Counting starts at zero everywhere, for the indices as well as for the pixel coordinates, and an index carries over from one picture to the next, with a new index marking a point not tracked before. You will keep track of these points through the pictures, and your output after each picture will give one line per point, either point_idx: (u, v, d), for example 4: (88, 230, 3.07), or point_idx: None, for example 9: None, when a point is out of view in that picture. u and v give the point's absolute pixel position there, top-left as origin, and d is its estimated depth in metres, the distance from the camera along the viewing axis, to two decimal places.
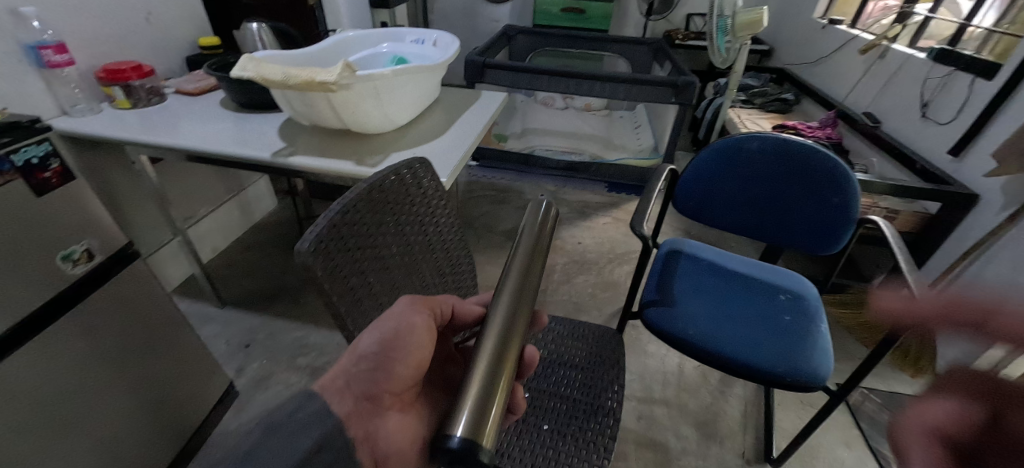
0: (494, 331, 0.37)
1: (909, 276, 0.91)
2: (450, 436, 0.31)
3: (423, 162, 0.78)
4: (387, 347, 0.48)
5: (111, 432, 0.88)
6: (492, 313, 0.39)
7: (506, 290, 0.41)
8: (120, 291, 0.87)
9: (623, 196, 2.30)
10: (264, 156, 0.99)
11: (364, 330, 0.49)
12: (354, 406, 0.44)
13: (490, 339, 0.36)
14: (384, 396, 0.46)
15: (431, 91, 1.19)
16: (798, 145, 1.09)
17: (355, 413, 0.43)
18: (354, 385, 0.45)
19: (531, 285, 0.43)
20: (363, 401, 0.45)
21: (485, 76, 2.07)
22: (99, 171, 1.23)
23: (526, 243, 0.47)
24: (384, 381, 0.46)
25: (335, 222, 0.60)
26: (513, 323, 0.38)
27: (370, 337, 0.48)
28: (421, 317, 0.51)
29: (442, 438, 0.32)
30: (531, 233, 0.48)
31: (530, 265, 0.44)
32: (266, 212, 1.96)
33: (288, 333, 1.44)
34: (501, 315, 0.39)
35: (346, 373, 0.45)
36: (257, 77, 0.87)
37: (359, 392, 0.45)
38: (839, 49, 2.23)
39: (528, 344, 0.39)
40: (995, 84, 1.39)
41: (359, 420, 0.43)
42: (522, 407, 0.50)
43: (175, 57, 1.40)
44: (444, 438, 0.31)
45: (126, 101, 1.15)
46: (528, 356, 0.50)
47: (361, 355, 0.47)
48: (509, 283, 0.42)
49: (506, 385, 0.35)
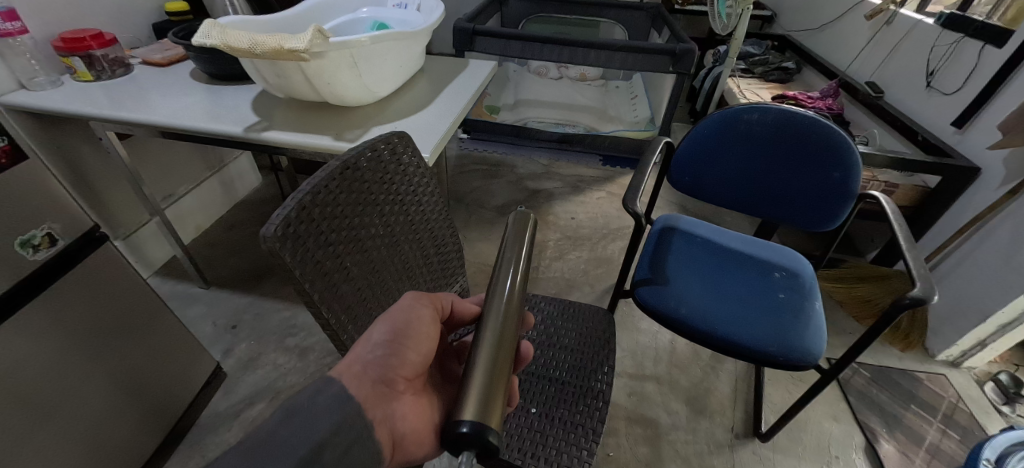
0: (492, 327, 0.38)
1: (909, 252, 0.89)
2: (459, 422, 0.32)
3: (401, 136, 0.74)
4: (398, 334, 0.46)
5: (91, 419, 0.87)
6: (488, 310, 0.39)
7: (499, 290, 0.42)
8: (91, 274, 0.83)
9: (617, 170, 2.26)
10: (236, 131, 0.94)
11: (373, 322, 0.46)
12: (372, 390, 0.41)
13: (488, 334, 0.37)
14: (398, 380, 0.44)
15: (415, 60, 1.12)
16: (799, 116, 1.04)
17: (373, 396, 0.41)
18: (372, 369, 0.42)
19: (521, 285, 0.44)
20: (380, 386, 0.42)
21: (474, 43, 1.97)
22: (66, 147, 1.17)
23: (514, 249, 0.47)
24: (398, 366, 0.44)
25: (305, 203, 0.56)
26: (507, 320, 0.39)
27: (378, 331, 0.46)
28: (427, 313, 0.50)
29: (452, 424, 0.33)
30: (516, 241, 0.48)
31: (524, 267, 0.46)
32: (251, 188, 1.90)
33: (275, 313, 1.42)
34: (496, 313, 0.39)
35: (362, 359, 0.43)
36: (221, 46, 0.80)
37: (376, 377, 0.42)
38: (844, 14, 2.15)
39: (520, 339, 0.40)
40: (1004, 53, 1.33)
41: (376, 402, 0.41)
42: (519, 398, 0.47)
43: (140, 25, 1.32)
44: (454, 425, 0.32)
45: (87, 73, 1.08)
46: (524, 352, 0.54)
47: (374, 343, 0.44)
48: (501, 283, 0.43)
49: (504, 378, 0.36)
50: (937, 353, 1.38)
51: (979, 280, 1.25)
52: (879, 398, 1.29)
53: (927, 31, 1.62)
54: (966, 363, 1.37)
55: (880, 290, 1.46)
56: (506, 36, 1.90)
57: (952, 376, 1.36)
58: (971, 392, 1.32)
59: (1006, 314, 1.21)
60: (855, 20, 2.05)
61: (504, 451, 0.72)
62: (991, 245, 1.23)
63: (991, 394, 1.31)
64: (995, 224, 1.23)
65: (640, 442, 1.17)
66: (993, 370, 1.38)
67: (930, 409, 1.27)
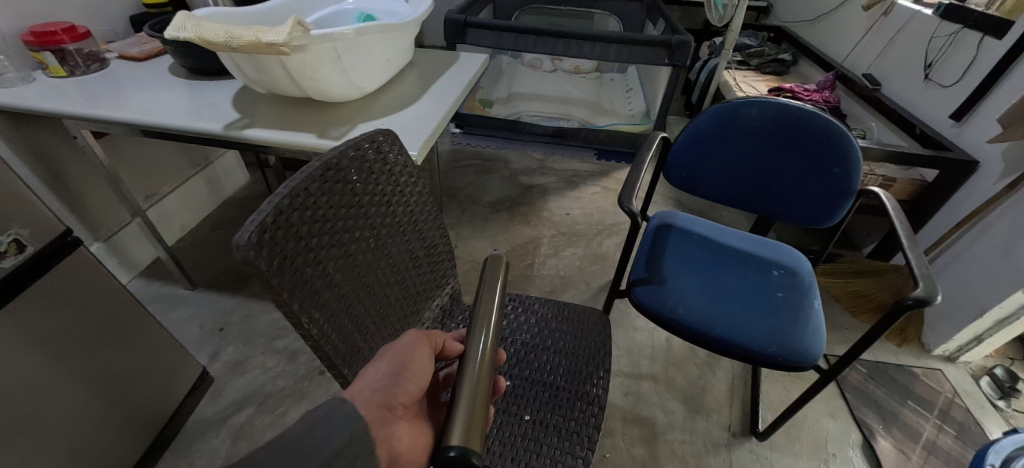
0: (474, 359, 0.37)
1: (910, 249, 0.87)
2: (446, 447, 0.31)
3: (387, 134, 0.70)
4: (400, 365, 0.44)
5: (70, 431, 0.84)
6: (470, 342, 0.39)
7: (478, 324, 0.42)
8: (64, 281, 0.78)
9: (612, 165, 2.23)
10: (216, 129, 0.90)
11: (376, 356, 0.45)
12: (376, 412, 0.39)
13: (470, 364, 0.37)
14: (399, 407, 0.41)
15: (403, 53, 1.08)
16: (799, 110, 1.01)
17: (378, 418, 0.39)
18: (376, 395, 0.40)
19: (498, 319, 0.44)
20: (383, 410, 0.40)
21: (465, 36, 1.92)
22: (39, 146, 1.13)
23: (491, 284, 0.48)
24: (399, 393, 0.42)
25: (283, 208, 0.53)
26: (485, 352, 0.39)
27: (381, 363, 0.44)
28: (425, 347, 0.48)
29: (440, 448, 0.31)
30: (494, 278, 0.49)
31: (501, 301, 0.46)
32: (238, 185, 1.85)
33: (263, 315, 1.38)
34: (479, 344, 0.39)
35: (369, 386, 0.41)
36: (197, 39, 0.77)
37: (380, 402, 0.40)
38: (841, 5, 2.12)
39: (500, 371, 0.39)
40: (1003, 44, 1.31)
41: (379, 424, 0.38)
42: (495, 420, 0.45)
43: (116, 17, 1.27)
44: (442, 450, 0.31)
45: (60, 69, 1.03)
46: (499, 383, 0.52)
47: (379, 372, 0.43)
48: (481, 319, 0.43)
49: (486, 403, 0.35)
50: (933, 348, 1.38)
51: (976, 275, 1.24)
52: (876, 394, 1.28)
53: (925, 22, 1.59)
54: (961, 358, 1.36)
55: (876, 286, 1.45)
56: (498, 28, 1.86)
57: (948, 371, 1.35)
58: (967, 387, 1.31)
59: (1003, 309, 1.20)
60: (852, 12, 2.03)
61: (497, 462, 0.69)
62: (989, 240, 1.22)
63: (987, 388, 1.31)
64: (993, 218, 1.22)
65: (636, 442, 1.15)
66: (989, 365, 1.38)
67: (926, 404, 1.26)
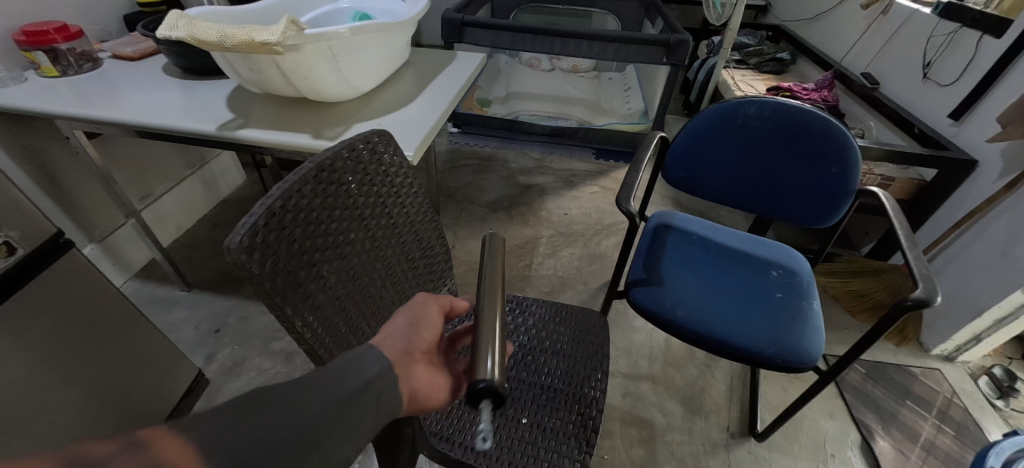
0: (485, 317, 0.46)
1: (910, 250, 0.86)
2: (476, 382, 0.40)
3: (382, 135, 0.70)
4: (419, 316, 0.46)
5: (63, 434, 0.83)
6: (481, 305, 0.48)
7: (484, 288, 0.51)
8: (56, 284, 0.78)
9: (610, 164, 2.22)
10: (210, 129, 0.89)
11: (397, 309, 0.47)
12: (399, 355, 0.41)
13: (483, 319, 0.46)
14: (418, 353, 0.44)
15: (399, 53, 1.07)
16: (797, 110, 1.01)
17: (400, 360, 0.41)
18: (398, 342, 0.42)
19: (499, 283, 0.52)
20: (404, 354, 0.42)
21: (463, 35, 1.91)
22: (31, 147, 1.12)
23: (491, 257, 0.57)
24: (418, 341, 0.44)
25: (275, 210, 0.53)
26: (493, 308, 0.48)
27: (401, 316, 0.45)
28: (436, 304, 0.49)
29: (472, 383, 0.40)
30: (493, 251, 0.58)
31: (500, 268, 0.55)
32: (234, 186, 1.84)
33: (260, 316, 1.37)
34: (486, 306, 0.48)
35: (391, 335, 0.43)
36: (189, 38, 0.76)
37: (401, 348, 0.42)
38: (839, 4, 2.11)
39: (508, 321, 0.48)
40: (1002, 43, 1.31)
41: (401, 367, 0.40)
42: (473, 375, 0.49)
43: (109, 16, 1.25)
44: (474, 384, 0.40)
45: (52, 69, 1.02)
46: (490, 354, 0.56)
47: (400, 323, 0.44)
48: (486, 285, 0.51)
49: (500, 345, 0.44)
50: (932, 348, 1.38)
51: (975, 275, 1.24)
52: (874, 394, 1.28)
53: (924, 21, 1.59)
54: (960, 358, 1.36)
55: (876, 285, 1.45)
56: (495, 27, 1.85)
57: (947, 370, 1.35)
58: (966, 387, 1.31)
59: (1002, 309, 1.19)
60: (850, 10, 2.03)
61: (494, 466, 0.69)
62: (987, 239, 1.22)
63: (985, 388, 1.31)
64: (992, 218, 1.22)
65: (635, 443, 1.15)
66: (987, 364, 1.38)
67: (925, 404, 1.26)
